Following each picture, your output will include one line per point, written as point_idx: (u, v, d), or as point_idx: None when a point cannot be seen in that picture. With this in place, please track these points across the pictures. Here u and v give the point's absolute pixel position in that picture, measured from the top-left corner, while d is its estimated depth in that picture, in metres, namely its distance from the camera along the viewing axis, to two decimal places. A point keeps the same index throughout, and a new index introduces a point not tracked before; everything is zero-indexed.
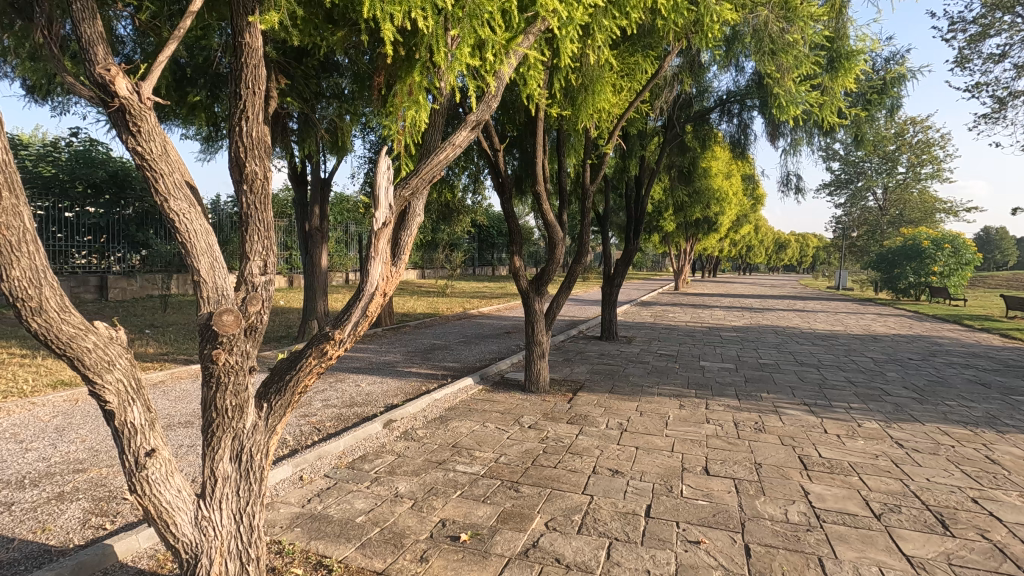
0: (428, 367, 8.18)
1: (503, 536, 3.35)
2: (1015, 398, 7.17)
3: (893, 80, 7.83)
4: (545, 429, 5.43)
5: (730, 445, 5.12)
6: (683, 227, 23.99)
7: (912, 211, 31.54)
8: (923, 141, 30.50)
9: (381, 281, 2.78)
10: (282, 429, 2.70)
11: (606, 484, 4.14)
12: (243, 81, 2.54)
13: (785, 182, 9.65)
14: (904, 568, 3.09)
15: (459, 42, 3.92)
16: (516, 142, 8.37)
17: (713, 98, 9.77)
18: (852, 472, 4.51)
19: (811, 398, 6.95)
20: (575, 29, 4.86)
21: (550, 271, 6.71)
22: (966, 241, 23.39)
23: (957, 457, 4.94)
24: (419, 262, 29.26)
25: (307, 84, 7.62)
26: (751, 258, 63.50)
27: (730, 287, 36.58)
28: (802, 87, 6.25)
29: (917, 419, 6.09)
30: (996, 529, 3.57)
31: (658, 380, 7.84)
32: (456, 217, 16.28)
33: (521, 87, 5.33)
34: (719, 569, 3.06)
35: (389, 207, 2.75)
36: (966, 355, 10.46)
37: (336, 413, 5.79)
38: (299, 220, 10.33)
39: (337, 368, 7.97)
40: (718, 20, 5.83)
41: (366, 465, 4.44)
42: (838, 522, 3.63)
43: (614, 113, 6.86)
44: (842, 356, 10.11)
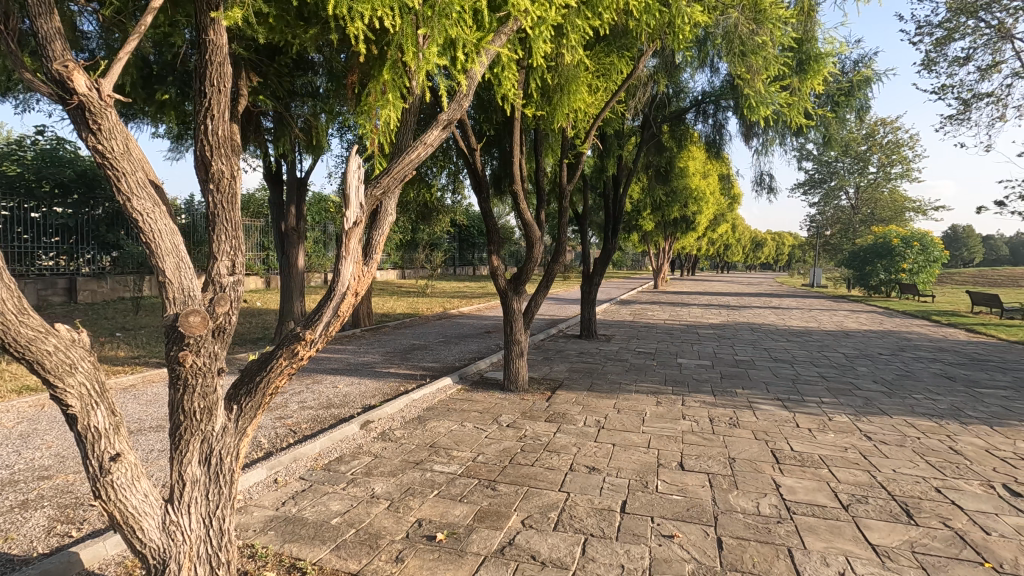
0: (407, 368, 8.13)
1: (479, 535, 3.36)
2: (978, 390, 7.41)
3: (861, 82, 8.03)
4: (523, 428, 5.45)
5: (705, 440, 5.20)
6: (661, 226, 24.30)
7: (882, 210, 32.38)
8: (893, 142, 31.36)
9: (353, 280, 2.77)
10: (253, 430, 2.67)
11: (582, 481, 4.18)
12: (208, 78, 2.50)
13: (759, 181, 9.84)
14: (870, 557, 3.18)
15: (429, 41, 3.91)
16: (493, 142, 8.37)
17: (689, 98, 9.91)
18: (822, 465, 4.62)
19: (785, 393, 7.10)
20: (547, 29, 4.88)
21: (528, 270, 6.73)
22: (934, 239, 23.94)
23: (922, 448, 5.09)
24: (399, 262, 29.12)
25: (281, 83, 7.53)
26: (729, 257, 64.60)
27: (708, 285, 37.13)
28: (772, 87, 6.38)
29: (885, 412, 6.26)
30: (958, 517, 3.69)
31: (636, 377, 7.91)
32: (436, 216, 16.24)
33: (495, 87, 5.35)
34: (692, 562, 3.12)
35: (360, 205, 2.73)
36: (933, 350, 10.77)
37: (312, 414, 5.73)
38: (275, 220, 10.19)
39: (314, 369, 7.89)
40: (690, 22, 5.92)
41: (342, 467, 4.41)
42: (808, 513, 3.72)
43: (591, 113, 6.91)
44: (815, 352, 10.32)
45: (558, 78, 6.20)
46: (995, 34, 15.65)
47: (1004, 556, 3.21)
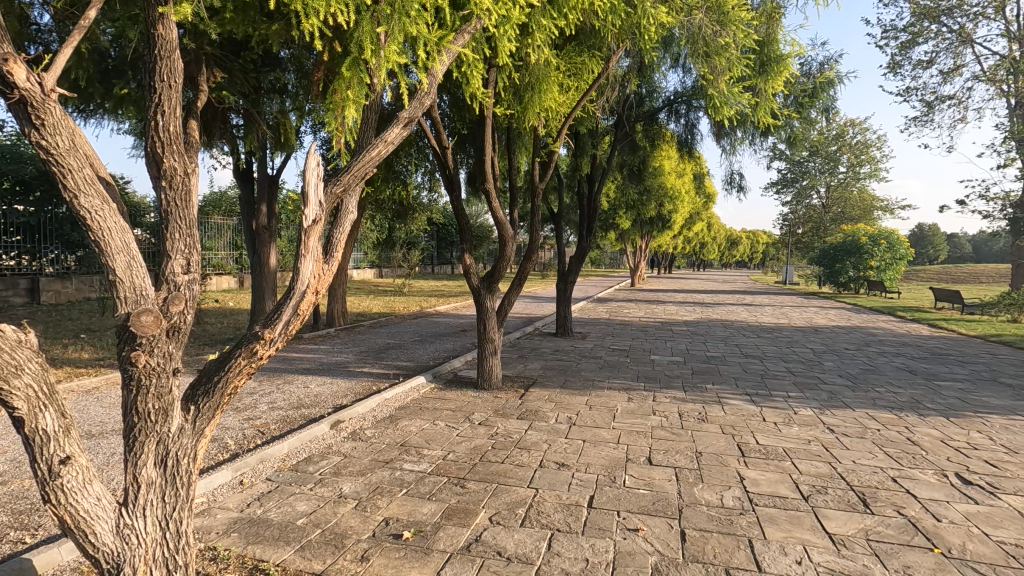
0: (380, 367, 8.08)
1: (446, 532, 3.36)
2: (937, 383, 7.65)
3: (824, 84, 8.23)
4: (495, 425, 5.47)
5: (673, 435, 5.28)
6: (638, 225, 24.62)
7: (852, 209, 33.28)
8: (861, 143, 32.30)
9: (313, 278, 2.76)
10: (211, 431, 2.64)
11: (551, 477, 4.21)
12: (158, 74, 2.46)
13: (729, 181, 10.03)
14: (826, 546, 3.28)
15: (389, 39, 3.89)
16: (462, 139, 8.35)
17: (662, 98, 10.01)
18: (785, 457, 4.72)
19: (753, 388, 7.26)
20: (512, 28, 4.90)
21: (500, 269, 6.72)
22: (900, 237, 24.66)
23: (882, 439, 5.25)
24: (377, 261, 28.99)
25: (246, 78, 7.33)
26: (705, 254, 65.64)
27: (684, 283, 37.68)
28: (735, 87, 6.46)
29: (848, 405, 6.45)
30: (911, 505, 3.82)
31: (609, 374, 7.99)
32: (413, 215, 16.18)
33: (463, 86, 5.39)
34: (655, 554, 3.17)
35: (320, 203, 2.72)
36: (897, 345, 11.12)
37: (282, 415, 5.66)
38: (246, 218, 10.03)
39: (285, 369, 7.80)
40: (656, 23, 6.00)
41: (310, 467, 4.37)
42: (769, 505, 3.81)
43: (562, 112, 6.94)
44: (785, 348, 10.54)
45: (528, 77, 6.23)
46: (956, 38, 16.25)
47: (952, 541, 3.34)
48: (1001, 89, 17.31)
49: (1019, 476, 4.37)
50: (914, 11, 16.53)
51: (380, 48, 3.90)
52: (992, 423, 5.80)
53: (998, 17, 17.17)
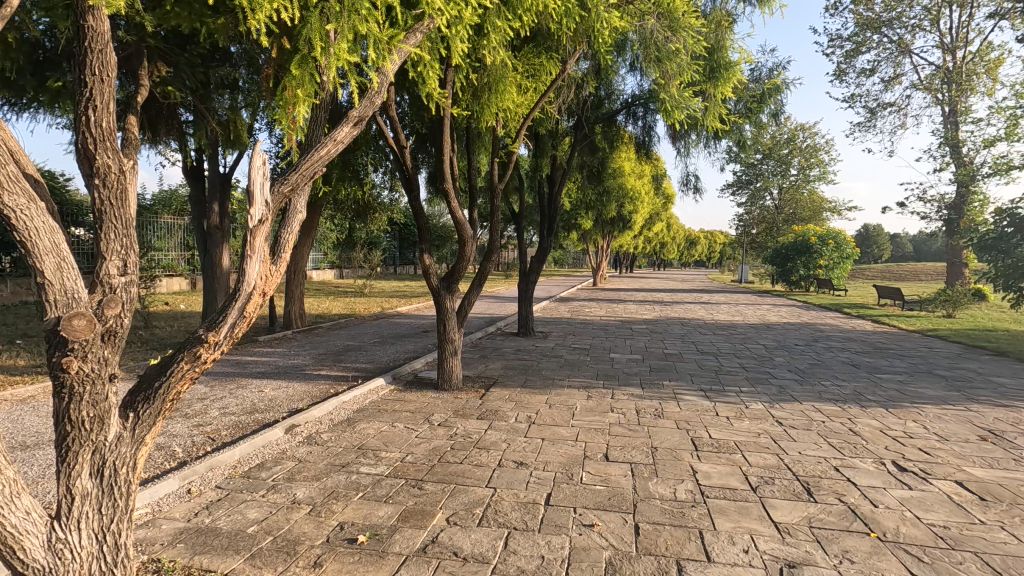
0: (339, 370, 7.94)
1: (402, 534, 3.34)
2: (878, 376, 8.06)
3: (772, 90, 8.54)
4: (454, 426, 5.45)
5: (630, 431, 5.39)
6: (599, 225, 25.06)
7: (803, 210, 34.65)
8: (811, 146, 33.71)
9: (259, 279, 2.73)
10: (152, 439, 2.56)
11: (509, 476, 4.24)
12: (89, 67, 2.36)
13: (686, 182, 10.31)
14: (772, 534, 3.41)
15: (339, 37, 3.84)
16: (422, 138, 8.30)
17: (620, 100, 10.19)
18: (736, 450, 4.89)
19: (707, 383, 7.48)
20: (465, 29, 4.89)
21: (459, 269, 6.69)
22: (846, 237, 25.85)
23: (826, 431, 5.49)
24: (337, 262, 28.56)
25: (194, 73, 7.04)
26: (665, 254, 67.21)
27: (644, 282, 38.51)
28: (687, 92, 6.61)
29: (796, 398, 6.72)
30: (851, 493, 4.02)
31: (569, 373, 8.07)
32: (374, 215, 15.98)
33: (419, 85, 5.36)
34: (609, 548, 3.23)
35: (266, 203, 2.68)
36: (843, 340, 11.66)
37: (234, 420, 5.49)
38: (196, 218, 9.69)
39: (239, 373, 7.57)
40: (609, 27, 6.12)
41: (262, 473, 4.26)
42: (719, 496, 3.94)
43: (521, 112, 6.95)
44: (738, 345, 10.86)
45: (485, 77, 6.28)
46: (896, 48, 17.21)
47: (887, 525, 3.52)
48: (936, 97, 18.40)
49: (948, 462, 4.65)
50: (858, 22, 17.45)
51: (329, 46, 3.85)
52: (926, 413, 6.16)
53: (933, 30, 18.27)
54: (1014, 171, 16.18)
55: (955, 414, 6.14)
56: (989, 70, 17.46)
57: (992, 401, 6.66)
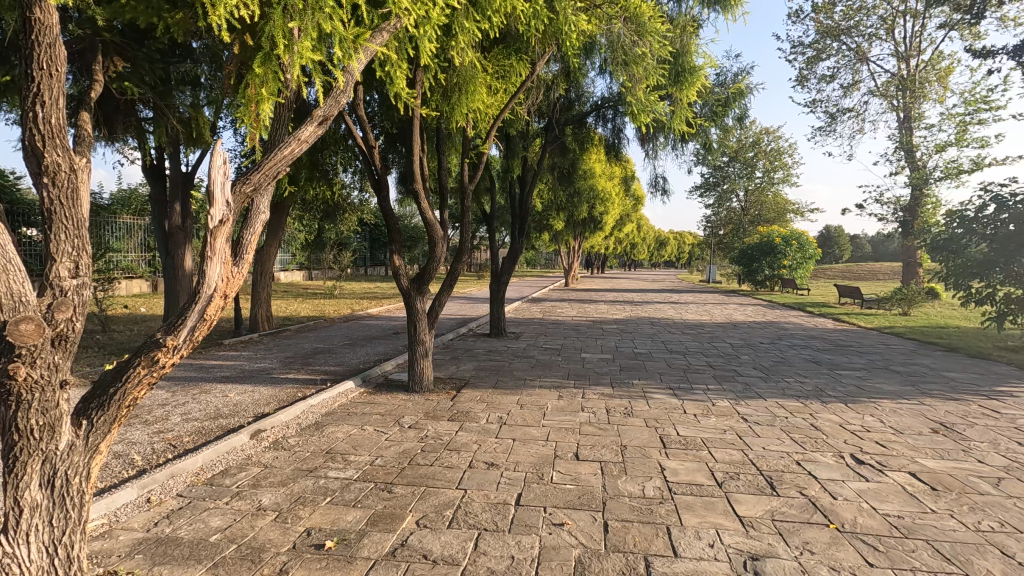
0: (307, 373, 7.80)
1: (371, 539, 3.30)
2: (839, 372, 8.34)
3: (736, 94, 8.74)
4: (425, 428, 5.41)
5: (600, 430, 5.45)
6: (570, 226, 25.26)
7: (768, 211, 35.59)
8: (775, 150, 34.64)
9: (220, 281, 2.68)
10: (106, 447, 2.47)
11: (480, 477, 4.23)
12: (36, 62, 2.27)
13: (654, 184, 10.47)
14: (736, 527, 3.49)
15: (302, 35, 3.81)
16: (392, 138, 8.21)
17: (590, 102, 10.28)
18: (703, 447, 4.98)
19: (676, 382, 7.61)
20: (433, 30, 4.87)
21: (430, 270, 6.64)
22: (809, 237, 26.64)
23: (789, 426, 5.65)
24: (306, 263, 28.08)
25: (153, 69, 6.81)
26: (636, 255, 68.10)
27: (615, 282, 38.97)
28: (653, 95, 6.72)
29: (760, 395, 6.89)
30: (812, 486, 4.14)
31: (540, 373, 8.10)
32: (343, 215, 15.76)
33: (387, 85, 5.32)
34: (579, 547, 3.25)
35: (226, 203, 2.62)
36: (805, 337, 12.02)
37: (197, 426, 5.34)
38: (157, 219, 9.39)
39: (202, 378, 7.36)
40: (578, 30, 6.17)
41: (227, 480, 4.16)
42: (686, 492, 4.01)
43: (491, 113, 6.96)
44: (706, 343, 11.08)
45: (455, 77, 6.26)
46: (854, 56, 17.86)
47: (846, 517, 3.64)
48: (892, 104, 19.15)
49: (902, 454, 4.84)
50: (819, 30, 18.04)
51: (292, 43, 3.80)
52: (883, 407, 6.40)
53: (889, 39, 19.00)
54: (964, 175, 16.96)
55: (909, 407, 6.40)
56: (940, 78, 18.27)
57: (944, 395, 6.95)
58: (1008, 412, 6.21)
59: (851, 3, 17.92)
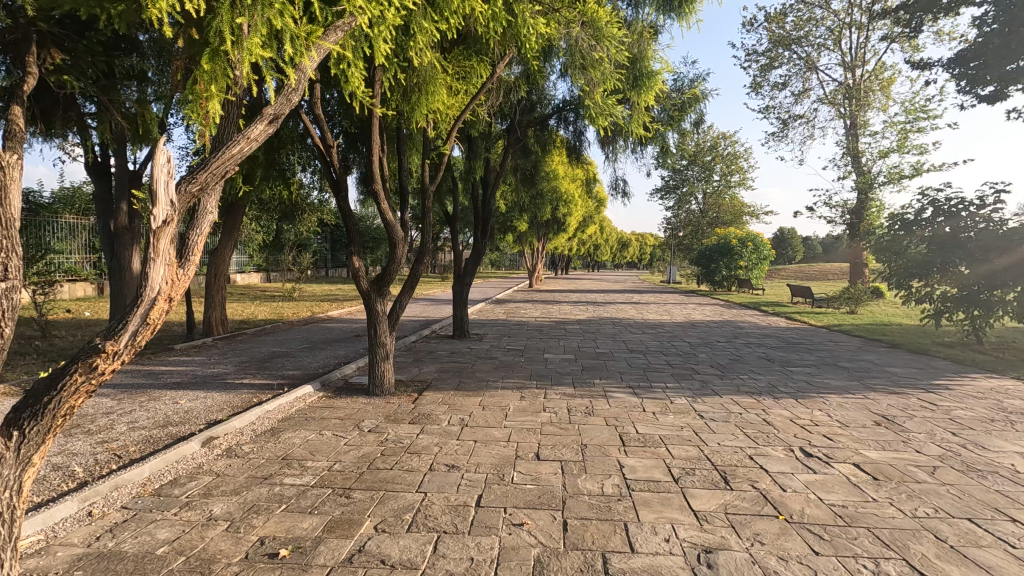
0: (263, 377, 7.59)
1: (327, 546, 3.24)
2: (790, 369, 8.67)
3: (692, 99, 8.97)
4: (385, 432, 5.35)
5: (561, 430, 5.50)
6: (534, 227, 25.41)
7: (725, 214, 36.64)
8: (731, 154, 35.73)
9: (164, 284, 2.59)
10: (40, 459, 2.36)
11: (440, 480, 4.20)
12: None
13: (615, 186, 10.64)
14: (691, 522, 3.58)
15: (251, 31, 3.75)
16: (353, 137, 8.08)
17: (552, 105, 10.39)
18: (661, 444, 5.09)
19: (636, 380, 7.75)
20: (389, 29, 4.85)
21: (391, 272, 6.57)
22: (763, 239, 27.49)
23: (743, 421, 5.84)
24: (264, 265, 27.35)
25: (95, 62, 6.51)
26: (599, 256, 68.97)
27: (579, 283, 39.39)
28: (610, 99, 6.83)
29: (716, 392, 7.10)
30: (763, 479, 4.29)
31: (503, 374, 8.12)
32: (302, 216, 15.41)
33: (342, 84, 5.25)
34: (537, 546, 3.27)
35: (169, 203, 2.54)
36: (759, 336, 12.44)
37: (144, 435, 5.12)
38: (102, 219, 8.98)
39: (151, 385, 7.08)
40: (536, 33, 6.23)
41: (176, 490, 4.00)
42: (644, 489, 4.09)
43: (452, 114, 6.95)
44: (665, 342, 11.33)
45: (414, 78, 6.23)
46: (804, 64, 18.60)
47: (794, 508, 3.79)
48: (839, 111, 20.04)
49: (847, 447, 5.06)
50: (771, 39, 18.73)
51: (240, 40, 3.73)
52: (830, 402, 6.68)
53: (836, 49, 19.88)
54: (905, 179, 17.89)
55: (854, 401, 6.71)
56: (883, 88, 19.21)
57: (886, 389, 7.31)
58: (944, 404, 6.58)
59: (801, 14, 18.67)
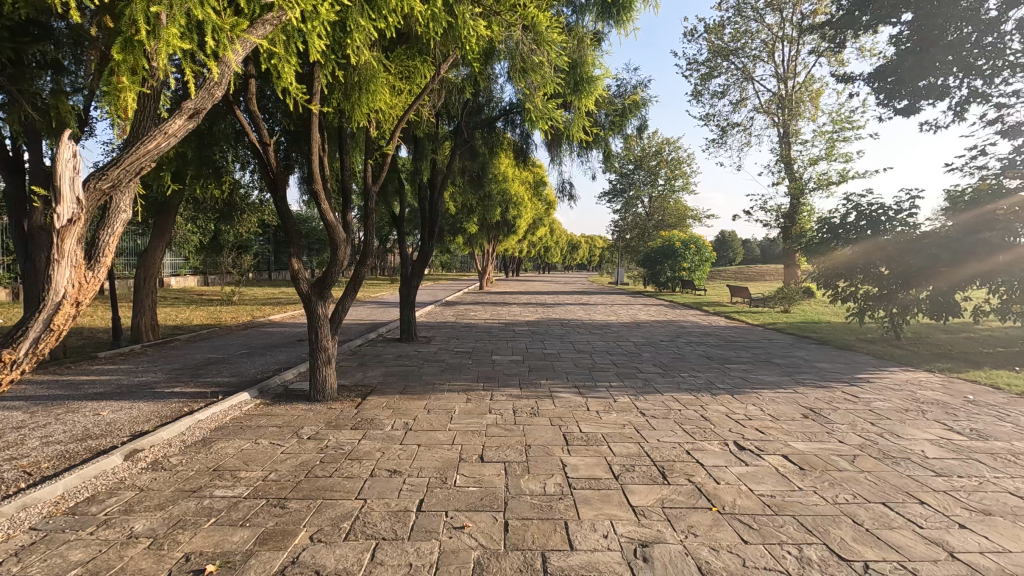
0: (196, 385, 7.23)
1: (258, 559, 3.11)
2: (728, 366, 9.04)
3: (633, 105, 9.19)
4: (325, 439, 5.19)
5: (506, 431, 5.51)
6: (485, 229, 25.43)
7: (670, 217, 37.78)
8: (675, 159, 36.95)
9: (71, 287, 2.69)
10: None
11: (381, 486, 4.13)
12: None
13: (562, 189, 10.80)
14: (629, 518, 3.66)
15: (168, 21, 3.58)
16: (295, 136, 7.80)
17: (499, 108, 10.44)
18: (603, 442, 5.19)
19: (581, 380, 7.87)
20: (323, 26, 4.73)
21: (332, 274, 6.39)
22: (705, 241, 28.47)
23: (682, 418, 6.04)
24: (200, 267, 26.08)
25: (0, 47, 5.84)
26: (549, 258, 69.67)
27: (529, 285, 39.55)
28: (550, 103, 6.90)
29: (658, 390, 7.30)
30: (699, 473, 4.44)
31: (449, 376, 8.06)
32: (241, 216, 14.79)
33: (276, 80, 5.08)
34: (478, 548, 3.26)
35: (76, 202, 2.62)
36: (700, 335, 12.91)
37: (59, 450, 4.77)
38: (14, 219, 8.34)
39: (70, 396, 6.60)
40: (476, 35, 6.22)
41: (92, 508, 3.75)
42: (585, 487, 4.16)
43: (395, 113, 6.85)
44: (611, 342, 11.56)
45: (354, 76, 6.11)
46: (741, 74, 19.48)
47: (726, 500, 3.94)
48: (773, 120, 21.12)
49: (778, 439, 5.31)
50: (711, 49, 19.52)
51: (156, 30, 3.55)
52: (763, 397, 7.00)
53: (770, 61, 20.94)
54: (833, 185, 19.01)
55: (785, 396, 7.06)
56: (812, 99, 20.36)
57: (814, 384, 7.73)
58: (865, 396, 7.02)
59: (738, 26, 19.54)
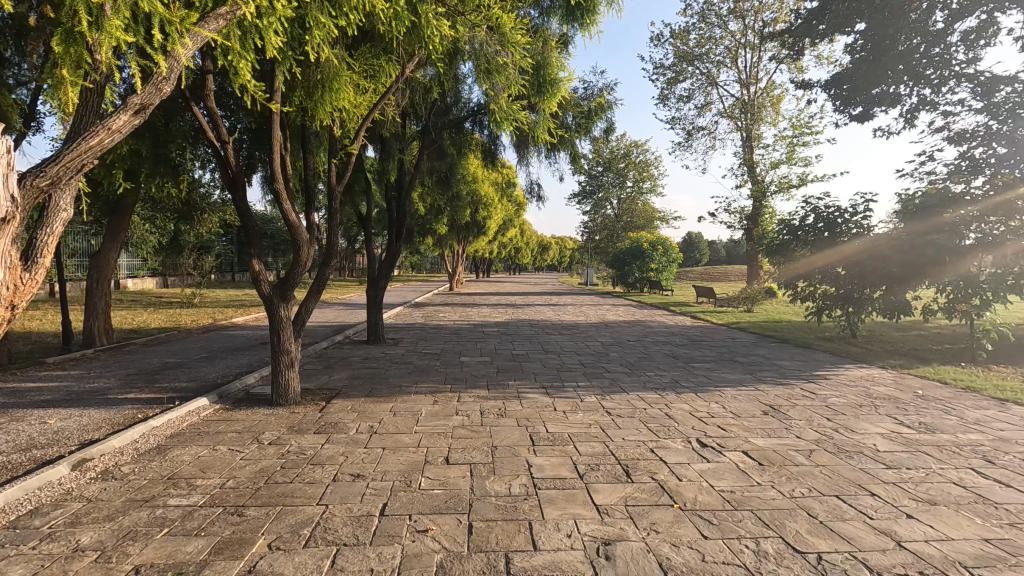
0: (153, 391, 6.98)
1: (212, 569, 3.02)
2: (693, 365, 9.20)
3: (599, 108, 9.27)
4: (287, 444, 5.08)
5: (472, 432, 5.49)
6: (455, 230, 25.31)
7: (638, 218, 38.27)
8: (643, 162, 37.48)
9: (5, 290, 2.56)
10: None
11: (343, 490, 4.06)
12: None
13: (530, 190, 10.84)
14: (593, 516, 3.69)
15: (113, 13, 3.45)
16: (256, 135, 7.62)
17: (467, 108, 10.39)
18: (569, 442, 5.22)
19: (549, 381, 7.90)
20: (280, 22, 4.63)
21: (295, 275, 6.24)
22: (672, 243, 28.97)
23: (647, 416, 6.12)
24: (159, 268, 25.20)
25: None
26: (520, 259, 69.77)
27: (499, 285, 39.50)
28: (514, 105, 6.90)
29: (624, 389, 7.39)
30: (662, 470, 4.51)
31: (416, 379, 7.98)
32: (201, 216, 14.35)
33: (233, 76, 4.95)
34: (440, 552, 3.23)
35: (11, 199, 2.52)
36: (666, 334, 13.12)
37: (1, 461, 4.53)
38: None
39: (14, 404, 6.28)
40: (440, 34, 6.17)
41: (35, 521, 3.57)
42: (550, 486, 4.17)
43: (359, 112, 6.75)
44: (579, 343, 11.63)
45: (317, 75, 6.01)
46: (706, 79, 19.90)
47: (687, 496, 4.01)
48: (736, 125, 21.65)
49: (739, 436, 5.44)
50: (676, 54, 19.89)
51: (99, 21, 3.41)
52: (725, 394, 7.16)
53: (733, 67, 21.43)
54: (793, 188, 19.59)
55: (746, 393, 7.23)
56: (773, 105, 20.94)
57: (775, 381, 7.93)
58: (822, 393, 7.24)
59: (702, 32, 19.96)
